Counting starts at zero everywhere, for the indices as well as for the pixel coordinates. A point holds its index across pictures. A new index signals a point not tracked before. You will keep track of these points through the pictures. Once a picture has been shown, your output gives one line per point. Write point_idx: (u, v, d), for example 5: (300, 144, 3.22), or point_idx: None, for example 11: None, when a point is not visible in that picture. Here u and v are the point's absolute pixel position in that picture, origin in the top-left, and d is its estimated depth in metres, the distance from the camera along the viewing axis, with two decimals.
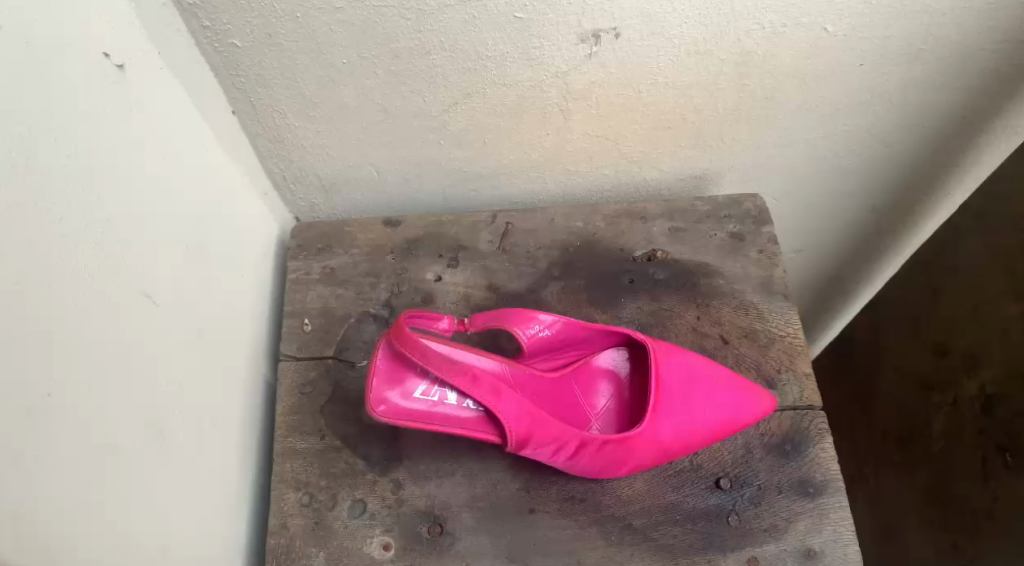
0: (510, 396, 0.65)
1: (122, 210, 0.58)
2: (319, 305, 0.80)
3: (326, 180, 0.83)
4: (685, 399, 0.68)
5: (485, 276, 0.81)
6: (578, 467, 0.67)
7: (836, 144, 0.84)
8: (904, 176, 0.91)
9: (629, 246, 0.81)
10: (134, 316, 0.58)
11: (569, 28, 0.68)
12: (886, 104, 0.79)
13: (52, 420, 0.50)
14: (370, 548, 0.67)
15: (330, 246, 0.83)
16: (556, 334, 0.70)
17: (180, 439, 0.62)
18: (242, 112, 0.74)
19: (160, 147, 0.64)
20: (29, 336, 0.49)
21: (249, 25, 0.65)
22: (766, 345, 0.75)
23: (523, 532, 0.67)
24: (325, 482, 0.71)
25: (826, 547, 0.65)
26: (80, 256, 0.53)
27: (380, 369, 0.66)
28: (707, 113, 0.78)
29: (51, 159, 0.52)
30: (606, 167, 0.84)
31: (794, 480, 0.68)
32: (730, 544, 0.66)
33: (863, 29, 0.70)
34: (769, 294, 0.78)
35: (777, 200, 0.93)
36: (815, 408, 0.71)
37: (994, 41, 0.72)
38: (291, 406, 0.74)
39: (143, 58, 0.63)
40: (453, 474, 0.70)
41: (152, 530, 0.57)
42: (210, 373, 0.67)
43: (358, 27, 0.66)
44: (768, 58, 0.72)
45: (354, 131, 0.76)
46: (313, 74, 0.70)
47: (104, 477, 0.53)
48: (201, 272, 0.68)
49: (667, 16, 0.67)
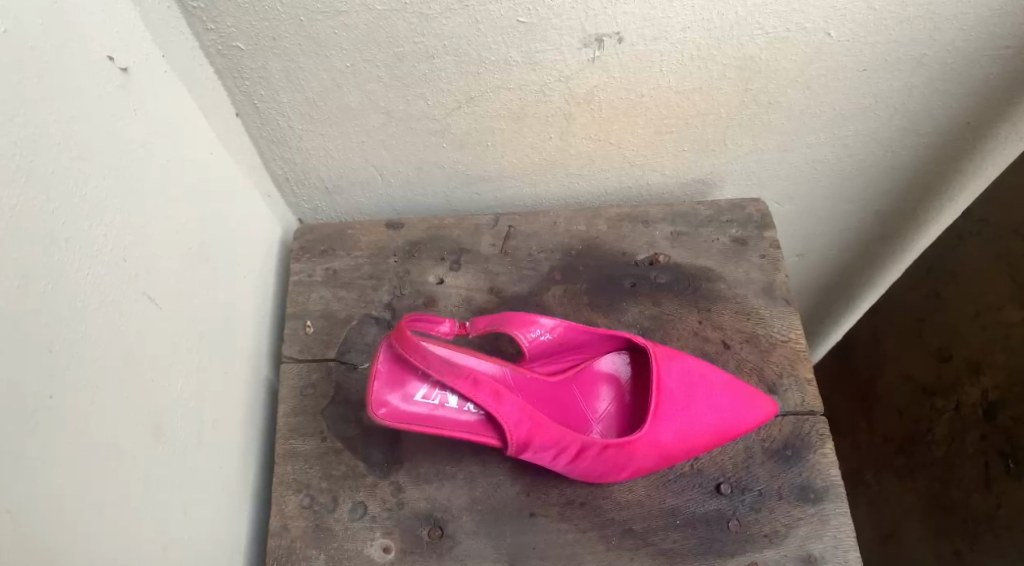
0: (510, 400, 0.65)
1: (124, 213, 0.58)
2: (321, 307, 0.80)
3: (328, 182, 0.83)
4: (685, 404, 0.68)
5: (487, 278, 0.81)
6: (578, 471, 0.67)
7: (839, 149, 0.84)
8: (907, 182, 0.90)
9: (631, 250, 0.81)
10: (135, 318, 0.58)
11: (572, 32, 0.68)
12: (890, 110, 0.79)
13: (52, 420, 0.50)
14: (370, 550, 0.68)
15: (332, 248, 0.83)
16: (557, 338, 0.70)
17: (181, 441, 0.62)
18: (245, 114, 0.74)
19: (163, 148, 0.64)
20: (30, 336, 0.49)
21: (253, 28, 0.65)
22: (767, 349, 0.75)
23: (522, 535, 0.67)
24: (326, 484, 0.71)
25: (826, 552, 0.65)
26: (81, 259, 0.54)
27: (380, 372, 0.66)
28: (710, 117, 0.78)
29: (53, 162, 0.52)
30: (608, 171, 0.84)
31: (794, 485, 0.68)
32: (729, 549, 0.66)
33: (866, 35, 0.70)
34: (770, 298, 0.78)
35: (780, 204, 0.93)
36: (817, 413, 0.71)
37: (999, 46, 0.72)
38: (293, 407, 0.75)
39: (148, 61, 0.63)
40: (453, 477, 0.70)
41: (152, 532, 0.58)
42: (212, 375, 0.68)
43: (362, 32, 0.66)
44: (771, 63, 0.72)
45: (357, 134, 0.77)
46: (317, 77, 0.70)
47: (104, 479, 0.53)
48: (202, 273, 0.68)
49: (670, 21, 0.67)
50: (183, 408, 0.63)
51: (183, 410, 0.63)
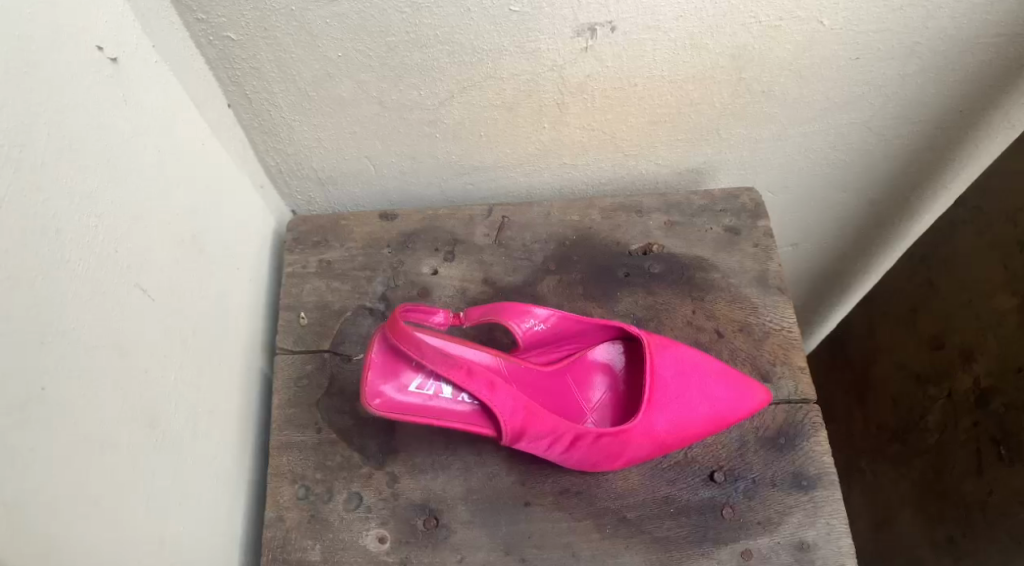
0: (504, 389, 0.66)
1: (115, 204, 0.58)
2: (314, 299, 0.80)
3: (322, 173, 0.83)
4: (680, 392, 0.68)
5: (481, 269, 0.81)
6: (573, 460, 0.67)
7: (833, 138, 0.84)
8: (902, 170, 0.90)
9: (625, 240, 0.81)
10: (128, 311, 0.58)
11: (564, 21, 0.67)
12: (883, 98, 0.79)
13: (45, 413, 0.50)
14: (365, 541, 0.68)
15: (326, 239, 0.83)
16: (552, 328, 0.70)
17: (175, 434, 0.62)
18: (236, 105, 0.74)
19: (154, 140, 0.64)
20: (23, 328, 0.49)
21: (245, 18, 0.65)
22: (761, 339, 0.75)
23: (518, 524, 0.67)
24: (321, 475, 0.71)
25: (819, 540, 0.66)
26: (73, 250, 0.53)
27: (374, 363, 0.66)
28: (704, 106, 0.78)
29: (44, 153, 0.52)
30: (603, 160, 0.84)
31: (789, 472, 0.68)
32: (724, 537, 0.66)
33: (860, 23, 0.70)
34: (763, 287, 0.78)
35: (775, 194, 0.93)
36: (810, 401, 0.72)
37: (991, 34, 0.72)
38: (288, 399, 0.75)
39: (137, 52, 0.63)
40: (449, 467, 0.70)
41: (148, 525, 0.58)
42: (206, 368, 0.68)
43: (353, 21, 0.66)
44: (764, 52, 0.72)
45: (350, 125, 0.76)
46: (309, 68, 0.70)
47: (99, 471, 0.54)
48: (197, 265, 0.68)
49: (664, 10, 0.67)
50: (178, 399, 0.63)
51: (177, 403, 0.63)
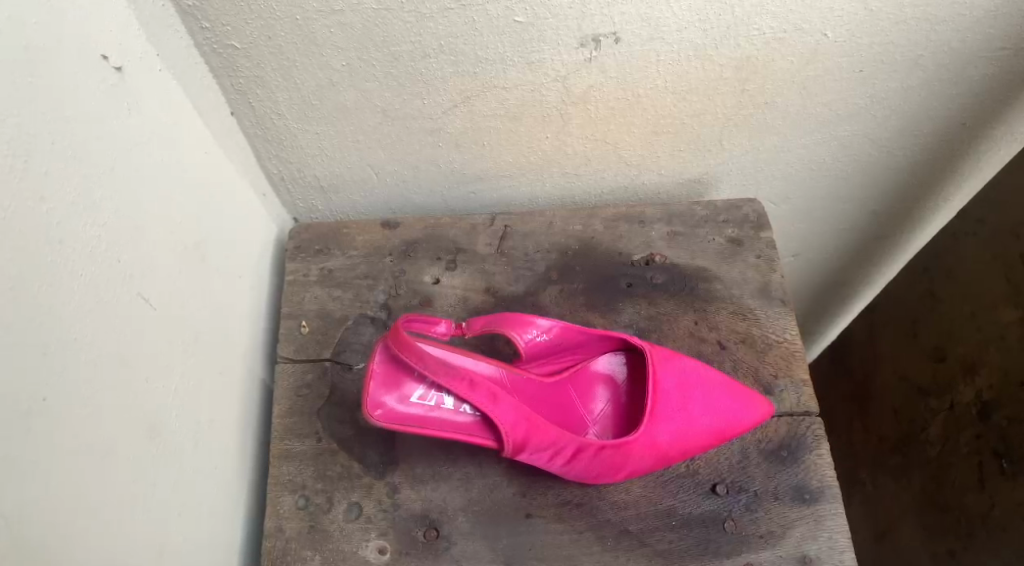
0: (507, 401, 0.65)
1: (118, 210, 0.58)
2: (316, 307, 0.80)
3: (324, 181, 0.82)
4: (682, 404, 0.68)
5: (483, 278, 0.81)
6: (574, 473, 0.67)
7: (836, 148, 0.84)
8: (906, 181, 0.90)
9: (628, 250, 0.81)
10: (131, 318, 0.58)
11: (569, 32, 0.67)
12: (886, 110, 0.79)
13: (47, 423, 0.50)
14: (365, 552, 0.68)
15: (328, 248, 0.83)
16: (554, 339, 0.70)
17: (176, 442, 0.62)
18: (240, 113, 0.74)
19: (159, 147, 0.64)
20: (24, 337, 0.48)
21: (249, 26, 0.65)
22: (764, 350, 0.75)
23: (518, 536, 0.67)
24: (321, 485, 0.71)
25: (822, 553, 0.65)
26: (73, 259, 0.53)
27: (376, 373, 0.66)
28: (707, 117, 0.78)
29: (48, 160, 0.52)
30: (606, 171, 0.84)
31: (791, 486, 0.68)
32: (726, 549, 0.66)
33: (863, 36, 0.70)
34: (767, 298, 0.78)
35: (777, 205, 0.93)
36: (813, 413, 0.71)
37: (993, 48, 0.72)
38: (289, 408, 0.74)
39: (142, 60, 0.62)
40: (449, 479, 0.70)
41: (146, 535, 0.57)
42: (207, 376, 0.67)
43: (357, 30, 0.66)
44: (768, 64, 0.72)
45: (353, 133, 0.76)
46: (312, 76, 0.70)
47: (100, 480, 0.53)
48: (197, 273, 0.67)
49: (668, 22, 0.67)
50: (179, 408, 0.63)
51: (178, 409, 0.63)
